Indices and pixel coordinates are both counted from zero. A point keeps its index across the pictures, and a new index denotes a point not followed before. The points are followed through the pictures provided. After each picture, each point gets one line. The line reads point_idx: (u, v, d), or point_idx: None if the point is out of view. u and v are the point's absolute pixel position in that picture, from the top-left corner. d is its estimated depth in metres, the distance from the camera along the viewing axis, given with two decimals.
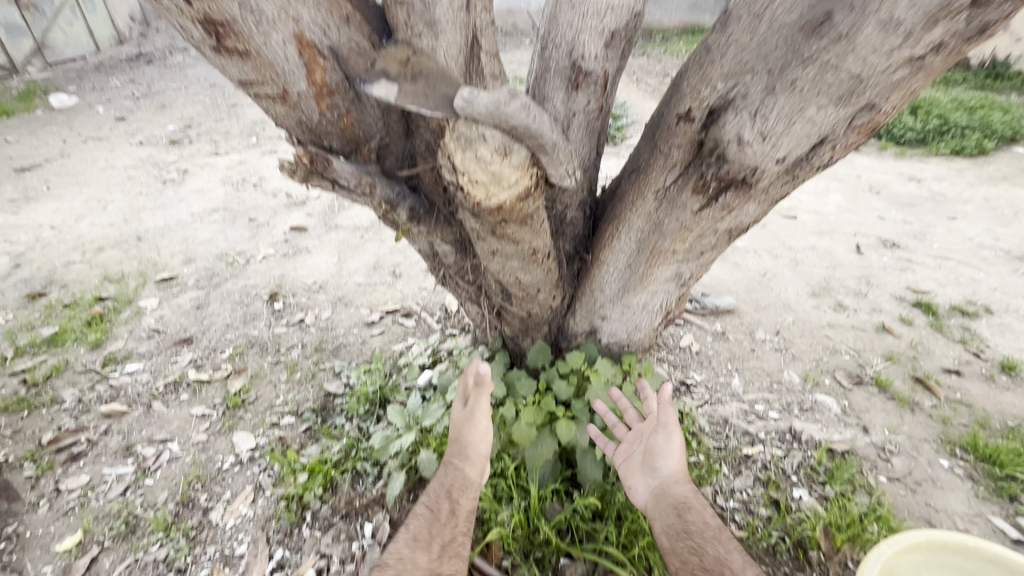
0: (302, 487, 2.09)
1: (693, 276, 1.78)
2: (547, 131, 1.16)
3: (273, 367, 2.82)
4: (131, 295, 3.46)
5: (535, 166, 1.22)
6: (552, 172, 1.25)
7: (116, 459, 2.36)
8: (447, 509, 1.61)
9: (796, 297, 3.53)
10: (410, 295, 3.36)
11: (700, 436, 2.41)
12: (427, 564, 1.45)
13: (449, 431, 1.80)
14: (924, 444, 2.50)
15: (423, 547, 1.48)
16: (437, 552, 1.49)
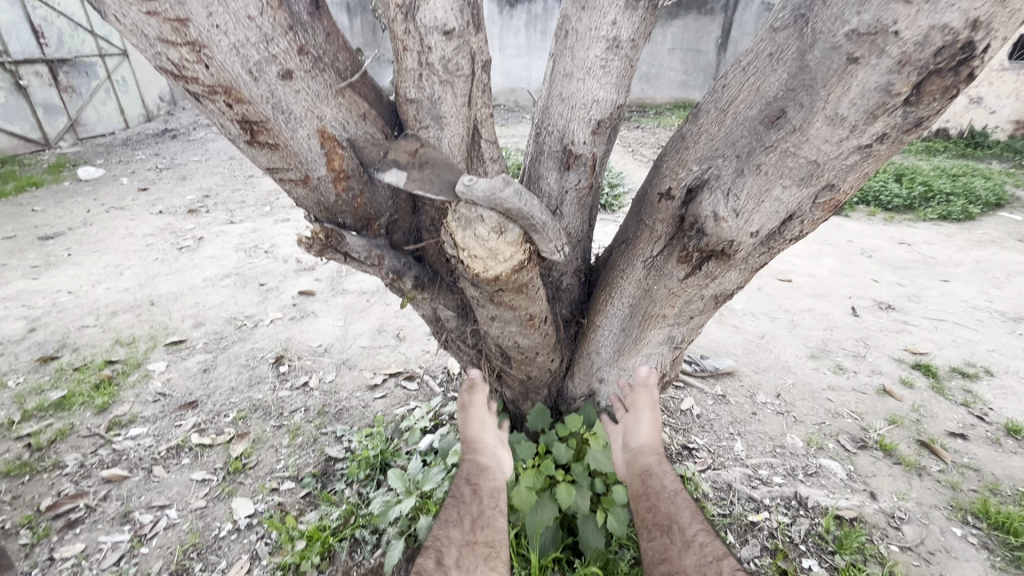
0: (299, 556, 2.05)
1: (685, 339, 1.84)
2: (539, 213, 1.26)
3: (276, 431, 2.84)
4: (141, 358, 3.54)
5: (528, 243, 1.32)
6: (543, 247, 1.35)
7: (112, 526, 2.34)
8: (469, 493, 1.61)
9: (795, 359, 3.57)
10: (413, 358, 3.42)
11: (703, 502, 2.37)
12: (462, 538, 1.46)
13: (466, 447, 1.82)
14: (934, 511, 2.45)
15: (456, 524, 1.49)
16: (472, 528, 1.51)
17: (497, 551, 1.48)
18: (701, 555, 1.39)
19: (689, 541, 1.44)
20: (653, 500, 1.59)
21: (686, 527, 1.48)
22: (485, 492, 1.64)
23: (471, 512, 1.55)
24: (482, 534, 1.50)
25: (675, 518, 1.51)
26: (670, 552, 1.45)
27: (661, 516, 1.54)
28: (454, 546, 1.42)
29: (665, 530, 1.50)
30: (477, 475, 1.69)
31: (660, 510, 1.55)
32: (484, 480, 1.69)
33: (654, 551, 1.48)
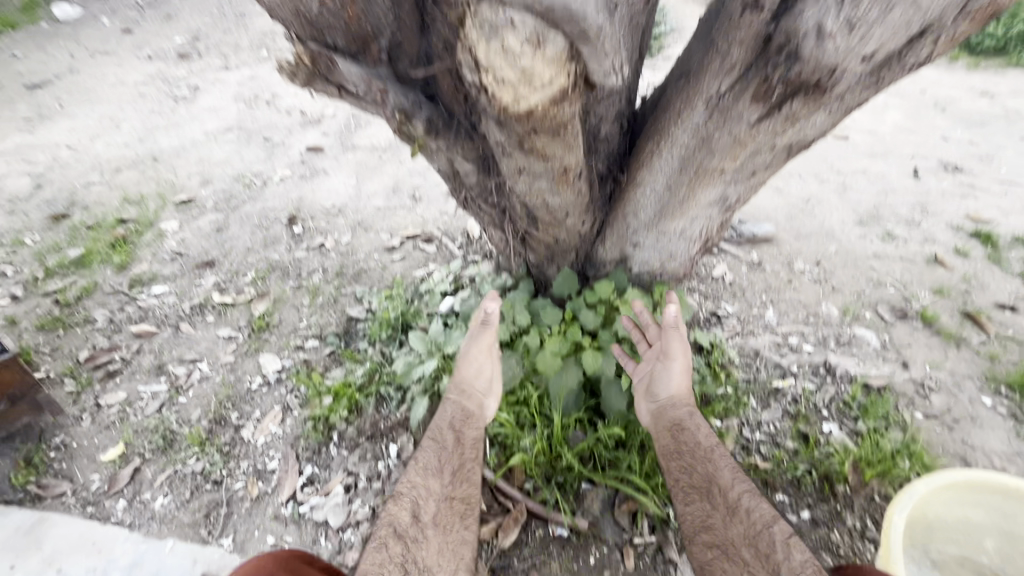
0: (328, 409, 2.11)
1: (739, 200, 1.61)
2: (592, 14, 0.96)
3: (295, 291, 2.80)
4: (152, 218, 3.44)
5: (573, 63, 1.04)
6: (594, 69, 1.07)
7: (150, 377, 2.43)
8: (453, 440, 1.67)
9: (841, 225, 3.28)
10: (431, 219, 3.24)
11: (729, 368, 2.32)
12: (440, 491, 1.54)
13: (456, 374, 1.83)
14: (966, 381, 2.39)
15: (436, 476, 1.56)
16: (449, 481, 1.58)
17: (472, 508, 1.59)
18: (749, 524, 1.37)
19: (733, 507, 1.42)
20: (685, 459, 1.58)
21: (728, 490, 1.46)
22: (468, 440, 1.70)
23: (451, 462, 1.62)
24: (460, 490, 1.59)
25: (713, 478, 1.50)
26: (712, 520, 1.43)
27: (698, 478, 1.52)
28: (432, 501, 1.51)
29: (705, 494, 1.49)
30: (463, 418, 1.74)
31: (698, 471, 1.53)
32: (469, 424, 1.74)
33: (694, 517, 1.46)
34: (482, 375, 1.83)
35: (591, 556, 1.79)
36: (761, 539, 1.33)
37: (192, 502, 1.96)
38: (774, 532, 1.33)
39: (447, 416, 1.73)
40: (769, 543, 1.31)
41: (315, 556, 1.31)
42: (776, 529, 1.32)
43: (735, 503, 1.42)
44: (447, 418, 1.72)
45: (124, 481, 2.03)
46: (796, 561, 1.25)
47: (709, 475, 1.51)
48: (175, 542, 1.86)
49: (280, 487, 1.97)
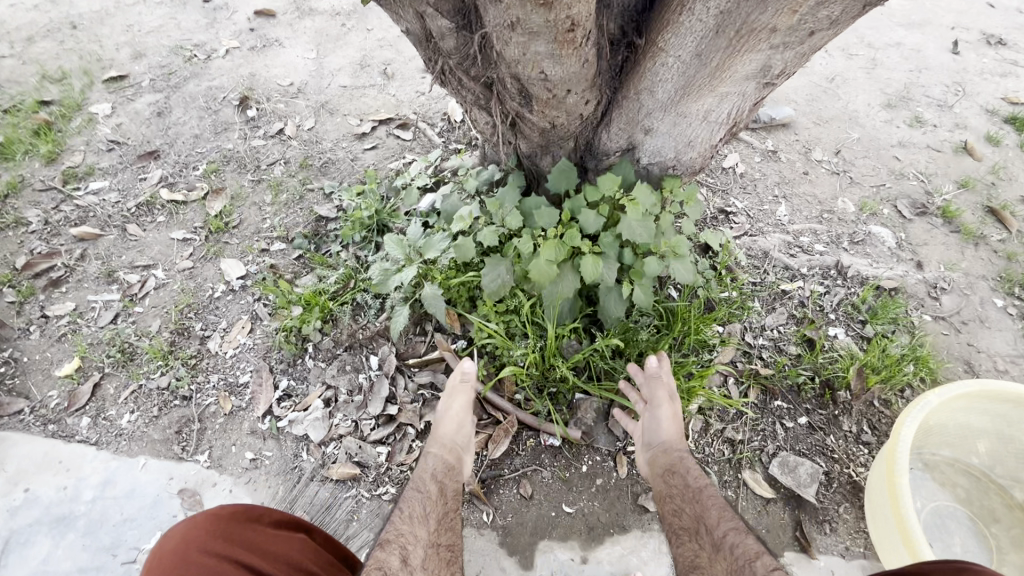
0: (299, 319, 1.91)
1: (783, 73, 1.30)
2: None
3: (255, 187, 2.47)
4: (80, 100, 2.94)
5: None
6: None
7: (99, 285, 2.19)
8: (436, 491, 1.45)
9: (866, 109, 2.93)
10: (405, 101, 2.82)
11: (735, 270, 2.13)
12: (427, 537, 1.30)
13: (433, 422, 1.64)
14: (979, 282, 2.27)
15: (422, 522, 1.33)
16: (435, 527, 1.35)
17: (456, 559, 1.35)
18: (731, 559, 1.20)
19: (718, 543, 1.26)
20: (676, 502, 1.45)
21: (715, 527, 1.31)
22: (451, 491, 1.48)
23: (435, 510, 1.39)
24: (445, 537, 1.35)
25: (702, 518, 1.36)
26: (699, 560, 1.28)
27: (688, 519, 1.39)
28: (419, 546, 1.26)
29: (693, 534, 1.35)
30: (445, 469, 1.53)
31: (687, 512, 1.41)
32: (451, 476, 1.53)
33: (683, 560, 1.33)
34: (464, 429, 1.66)
35: (583, 465, 1.74)
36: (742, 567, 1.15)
37: (162, 418, 1.84)
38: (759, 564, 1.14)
39: (428, 469, 1.51)
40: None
41: (261, 511, 1.26)
42: (757, 562, 1.14)
43: (720, 539, 1.27)
44: (427, 469, 1.51)
45: (85, 397, 1.89)
46: None
47: (698, 515, 1.37)
48: (148, 459, 1.77)
49: (254, 402, 1.85)
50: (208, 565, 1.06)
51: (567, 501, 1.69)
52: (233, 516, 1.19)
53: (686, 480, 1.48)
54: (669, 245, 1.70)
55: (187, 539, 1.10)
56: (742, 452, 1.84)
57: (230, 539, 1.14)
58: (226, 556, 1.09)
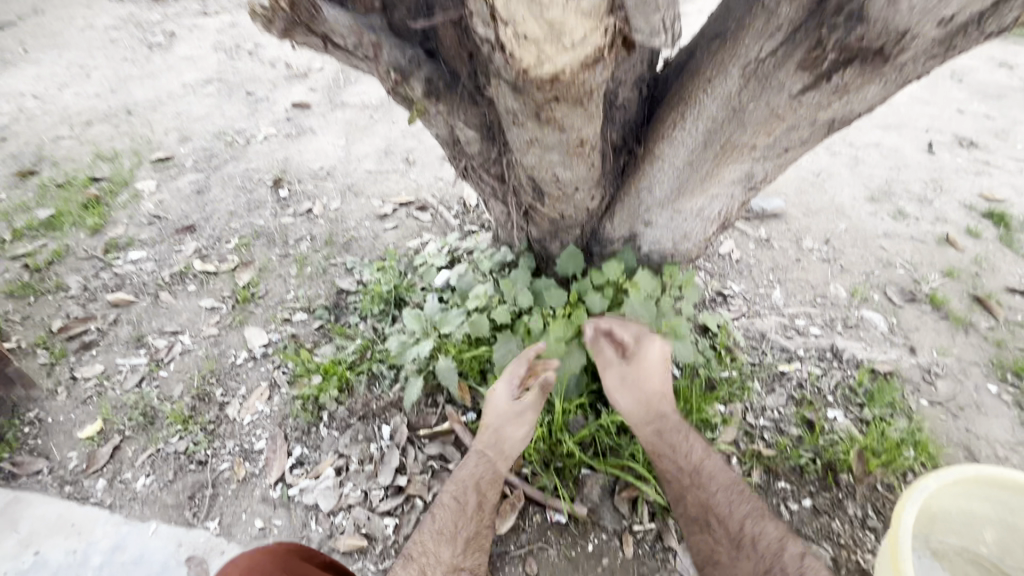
0: (317, 389, 2.02)
1: (764, 180, 1.49)
2: None
3: (282, 260, 2.65)
4: (128, 177, 3.22)
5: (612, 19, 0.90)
6: (635, 30, 0.92)
7: (128, 349, 2.30)
8: (473, 505, 1.56)
9: (851, 201, 3.16)
10: (425, 186, 3.07)
11: (734, 350, 2.23)
12: (449, 560, 1.44)
13: (489, 417, 1.69)
14: (972, 368, 2.35)
15: (449, 543, 1.46)
16: (462, 547, 1.48)
17: None
18: (757, 557, 1.40)
19: (737, 542, 1.44)
20: (675, 483, 1.59)
21: (729, 518, 1.48)
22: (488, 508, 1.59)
23: (467, 530, 1.52)
24: (470, 560, 1.49)
25: (709, 506, 1.51)
26: (718, 552, 1.47)
27: (694, 508, 1.54)
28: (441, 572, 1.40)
29: (704, 525, 1.51)
30: (489, 480, 1.62)
31: (690, 501, 1.55)
32: (493, 488, 1.62)
33: (701, 551, 1.51)
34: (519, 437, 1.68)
35: (589, 543, 1.74)
36: (772, 564, 1.37)
37: (176, 483, 1.88)
38: (787, 559, 1.36)
39: (473, 477, 1.61)
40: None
41: (311, 553, 1.34)
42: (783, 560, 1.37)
43: (738, 534, 1.45)
44: (473, 477, 1.61)
45: (104, 459, 1.94)
46: None
47: (705, 504, 1.52)
48: (159, 525, 1.79)
49: (267, 469, 1.90)
50: None
51: None
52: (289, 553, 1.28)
53: (677, 461, 1.60)
54: (670, 326, 1.81)
55: (254, 564, 1.18)
56: None
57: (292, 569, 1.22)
58: None
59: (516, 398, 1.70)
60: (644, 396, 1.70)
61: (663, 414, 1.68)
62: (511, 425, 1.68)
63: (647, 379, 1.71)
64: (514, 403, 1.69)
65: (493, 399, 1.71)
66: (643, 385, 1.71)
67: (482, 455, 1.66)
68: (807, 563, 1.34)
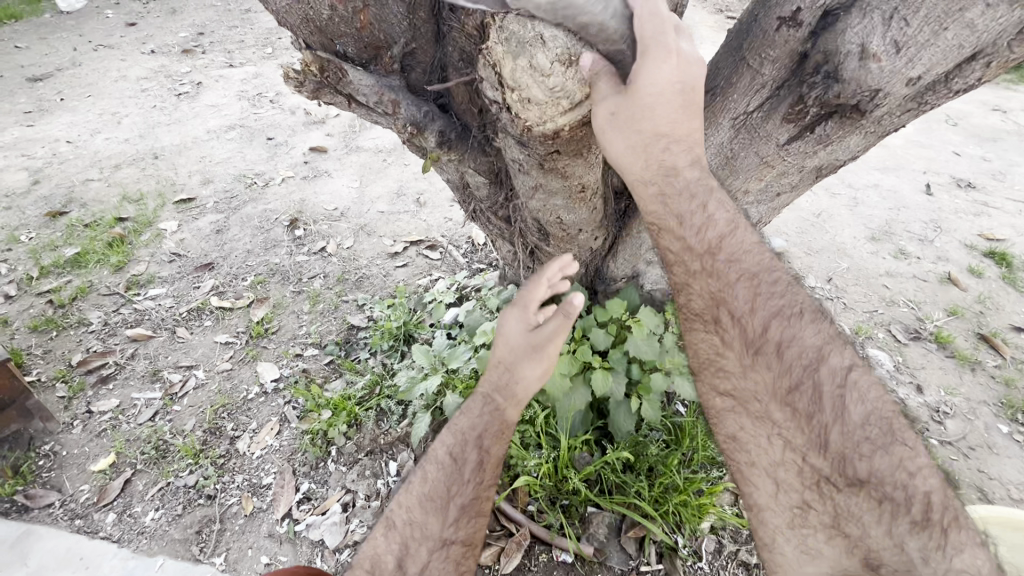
0: (326, 423, 2.05)
1: (760, 222, 1.58)
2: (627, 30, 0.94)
3: (295, 297, 2.74)
4: (151, 217, 3.37)
5: None
6: None
7: (143, 383, 2.36)
8: (473, 463, 1.38)
9: (852, 241, 3.21)
10: (434, 225, 3.18)
11: None
12: (439, 533, 1.30)
13: (500, 349, 1.51)
14: (981, 407, 2.34)
15: (437, 513, 1.31)
16: (456, 516, 1.33)
17: (474, 548, 1.34)
18: (783, 368, 1.10)
19: (762, 347, 1.12)
20: (689, 273, 1.18)
21: (749, 317, 1.12)
22: (491, 467, 1.41)
23: (462, 496, 1.35)
24: (463, 530, 1.33)
25: (722, 303, 1.15)
26: (722, 355, 1.22)
27: (704, 302, 1.19)
28: (426, 548, 1.27)
29: (715, 322, 1.19)
30: (494, 432, 1.43)
31: (701, 291, 1.18)
32: (499, 441, 1.44)
33: (707, 341, 1.25)
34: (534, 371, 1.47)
35: None
36: (799, 382, 1.08)
37: (185, 517, 1.89)
38: (822, 376, 1.05)
39: (476, 430, 1.43)
40: (812, 395, 1.06)
41: None
42: (823, 369, 1.06)
43: (765, 336, 1.11)
44: (477, 428, 1.43)
45: (114, 493, 1.97)
46: (847, 416, 1.03)
47: (717, 298, 1.15)
48: (166, 559, 1.79)
49: (275, 503, 1.91)
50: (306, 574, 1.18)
51: None
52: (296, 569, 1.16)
53: (683, 239, 1.16)
54: (673, 362, 1.86)
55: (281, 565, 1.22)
56: None
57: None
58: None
59: (532, 328, 1.49)
60: (655, 143, 1.08)
61: (676, 160, 1.11)
62: (524, 362, 1.46)
63: (662, 107, 1.03)
64: (530, 333, 1.49)
65: (505, 331, 1.52)
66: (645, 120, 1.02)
67: (490, 402, 1.46)
68: (852, 392, 1.02)
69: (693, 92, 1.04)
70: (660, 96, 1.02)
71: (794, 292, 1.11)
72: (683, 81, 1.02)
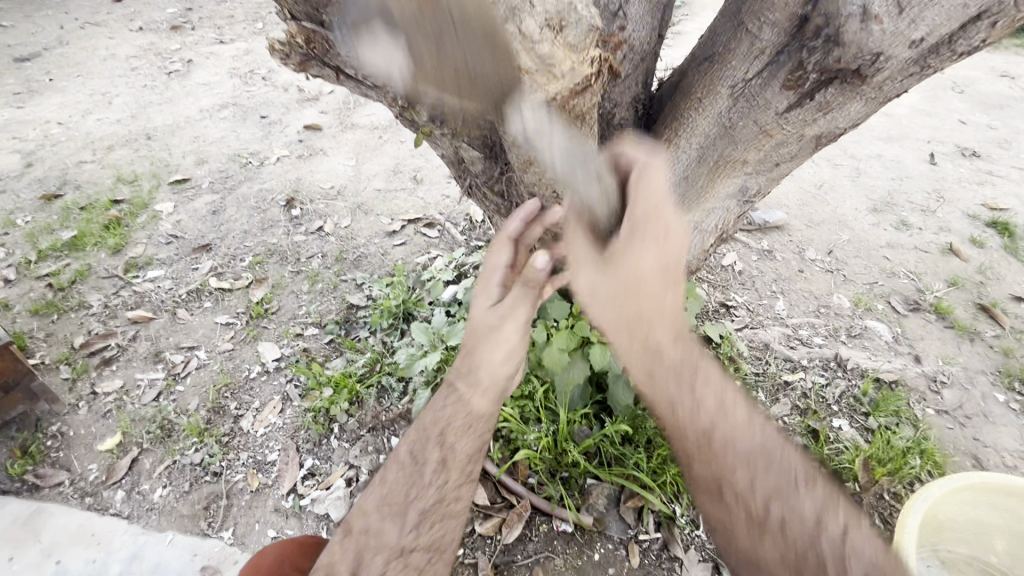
0: (328, 401, 2.07)
1: (758, 195, 1.56)
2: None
3: (294, 277, 2.73)
4: (147, 199, 3.34)
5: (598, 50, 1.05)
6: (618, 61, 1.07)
7: (146, 364, 2.38)
8: (436, 459, 1.29)
9: (854, 213, 3.19)
10: (432, 203, 3.15)
11: (737, 360, 2.25)
12: (397, 541, 1.23)
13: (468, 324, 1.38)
14: (979, 376, 2.35)
15: (394, 519, 1.25)
16: (415, 522, 1.26)
17: (443, 551, 1.27)
18: (790, 545, 0.98)
19: (765, 523, 1.00)
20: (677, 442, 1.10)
21: (750, 497, 1.02)
22: (457, 463, 1.31)
23: (423, 499, 1.28)
24: (426, 536, 1.26)
25: (722, 477, 1.04)
26: (731, 533, 1.04)
27: (699, 475, 1.08)
28: (381, 558, 1.21)
29: (719, 500, 1.05)
30: (462, 424, 1.31)
31: (699, 463, 1.07)
32: (467, 433, 1.32)
33: (705, 516, 1.09)
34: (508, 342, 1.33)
35: (596, 552, 1.77)
36: (806, 554, 0.96)
37: (192, 493, 1.93)
38: (825, 548, 0.95)
39: (439, 422, 1.32)
40: (818, 565, 0.95)
41: None
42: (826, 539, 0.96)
43: (764, 514, 1.01)
44: (442, 419, 1.33)
45: (122, 471, 2.00)
46: None
47: (718, 475, 1.05)
48: (175, 535, 1.84)
49: (280, 478, 1.95)
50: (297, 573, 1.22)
51: None
52: (304, 541, 1.33)
53: (679, 420, 1.10)
54: None
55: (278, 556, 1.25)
56: None
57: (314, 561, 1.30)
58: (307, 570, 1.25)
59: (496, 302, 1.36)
60: (643, 310, 1.13)
61: (661, 342, 1.12)
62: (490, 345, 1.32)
63: (644, 269, 1.15)
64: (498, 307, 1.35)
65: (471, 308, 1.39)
66: (638, 296, 1.14)
67: (452, 392, 1.33)
68: (854, 553, 0.94)
69: (674, 268, 1.17)
70: (637, 261, 1.15)
71: (791, 456, 1.05)
72: (665, 263, 1.16)
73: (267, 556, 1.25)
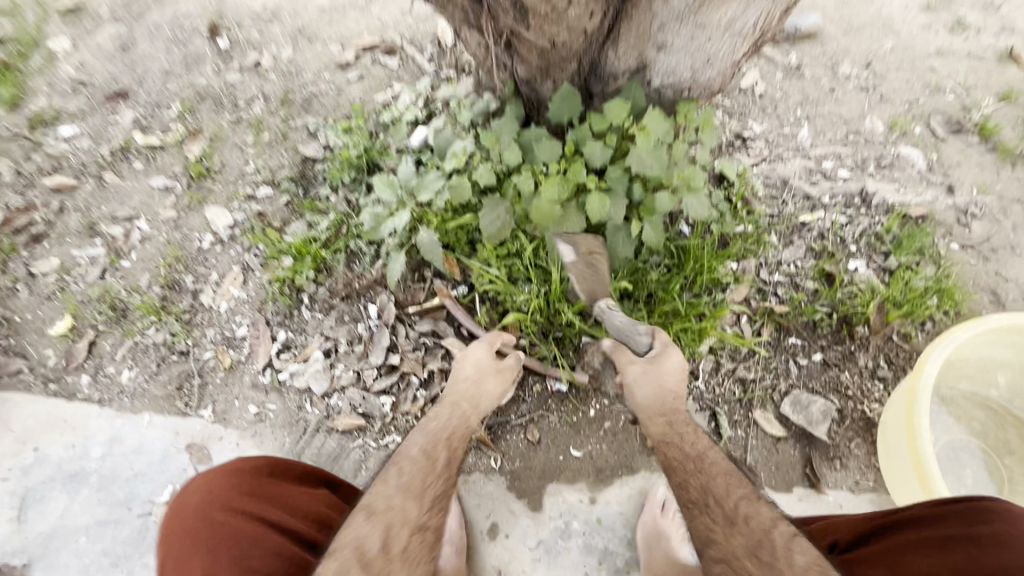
0: (292, 270, 1.85)
1: None
2: None
3: (234, 127, 2.29)
4: (35, 34, 2.53)
5: None
6: None
7: (82, 239, 2.09)
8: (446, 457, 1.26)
9: (902, 12, 2.51)
10: (391, 23, 2.49)
11: (751, 202, 1.97)
12: (416, 519, 1.12)
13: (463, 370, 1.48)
14: (1013, 206, 2.12)
15: (417, 498, 1.14)
16: (431, 505, 1.17)
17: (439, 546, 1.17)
18: (751, 535, 1.06)
19: (733, 518, 1.10)
20: (677, 473, 1.24)
21: (726, 500, 1.14)
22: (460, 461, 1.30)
23: (437, 487, 1.19)
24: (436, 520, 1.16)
25: (710, 488, 1.16)
26: (714, 538, 1.10)
27: (694, 491, 1.19)
28: (408, 532, 1.09)
29: (703, 508, 1.15)
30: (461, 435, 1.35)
31: (692, 484, 1.20)
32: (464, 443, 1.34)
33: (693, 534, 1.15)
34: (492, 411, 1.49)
35: (591, 409, 1.73)
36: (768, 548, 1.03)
37: (162, 374, 1.81)
38: (777, 537, 1.04)
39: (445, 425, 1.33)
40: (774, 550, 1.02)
41: (290, 463, 1.31)
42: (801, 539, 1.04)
43: (734, 512, 1.11)
44: (442, 424, 1.34)
45: (82, 356, 1.86)
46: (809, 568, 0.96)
47: (706, 488, 1.17)
48: (152, 416, 1.77)
49: (253, 355, 1.82)
50: (226, 523, 1.10)
51: (574, 445, 1.70)
52: (243, 468, 1.21)
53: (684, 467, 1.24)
54: (683, 177, 1.57)
55: (208, 500, 1.14)
56: (754, 392, 1.80)
57: (253, 494, 1.17)
58: (245, 512, 1.13)
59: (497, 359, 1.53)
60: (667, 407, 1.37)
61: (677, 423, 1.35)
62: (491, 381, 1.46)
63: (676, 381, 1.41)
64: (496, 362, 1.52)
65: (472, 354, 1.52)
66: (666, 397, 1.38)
67: (458, 405, 1.40)
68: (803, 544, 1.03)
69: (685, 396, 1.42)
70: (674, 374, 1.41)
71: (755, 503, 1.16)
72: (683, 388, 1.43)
73: (196, 492, 1.16)
